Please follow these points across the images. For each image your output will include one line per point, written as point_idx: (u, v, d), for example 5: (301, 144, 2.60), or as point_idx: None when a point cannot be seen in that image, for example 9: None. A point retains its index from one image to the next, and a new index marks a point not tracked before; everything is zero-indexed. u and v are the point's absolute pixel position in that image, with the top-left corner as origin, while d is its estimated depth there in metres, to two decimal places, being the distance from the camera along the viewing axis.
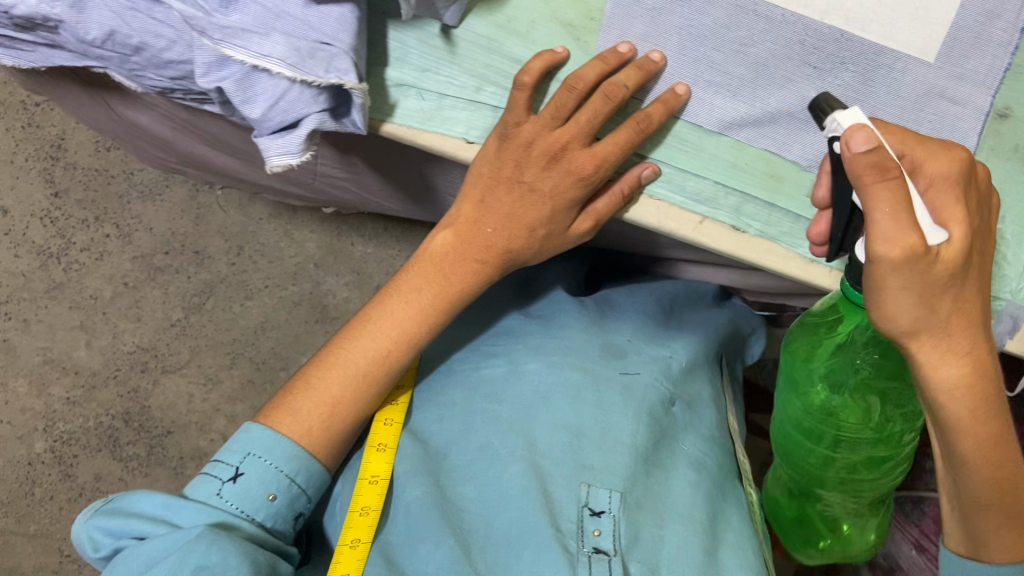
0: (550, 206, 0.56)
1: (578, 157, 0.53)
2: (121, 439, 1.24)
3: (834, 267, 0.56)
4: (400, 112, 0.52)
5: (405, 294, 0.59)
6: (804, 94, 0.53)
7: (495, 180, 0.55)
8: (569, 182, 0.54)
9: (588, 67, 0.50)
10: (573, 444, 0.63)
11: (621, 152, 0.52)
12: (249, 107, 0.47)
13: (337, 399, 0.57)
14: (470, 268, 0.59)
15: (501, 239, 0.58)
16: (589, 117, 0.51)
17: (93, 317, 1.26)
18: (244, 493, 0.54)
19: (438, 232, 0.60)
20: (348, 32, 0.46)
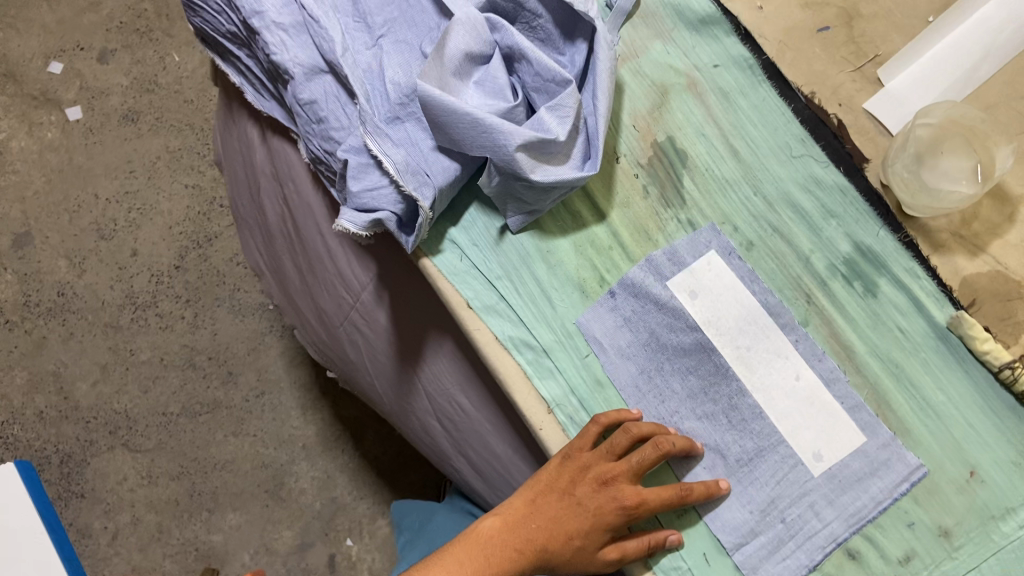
0: (589, 524, 0.65)
1: (625, 491, 0.64)
2: (47, 473, 1.45)
3: None
4: (441, 256, 0.67)
5: (445, 565, 0.67)
6: (711, 436, 0.65)
7: (549, 488, 0.66)
8: (611, 507, 0.64)
9: (645, 423, 0.63)
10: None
11: (660, 502, 0.62)
12: (354, 182, 0.65)
13: None
14: (508, 556, 0.66)
15: (542, 537, 0.66)
16: (639, 461, 0.63)
17: (116, 365, 1.49)
18: None
19: (487, 517, 0.69)
20: (444, 178, 0.65)
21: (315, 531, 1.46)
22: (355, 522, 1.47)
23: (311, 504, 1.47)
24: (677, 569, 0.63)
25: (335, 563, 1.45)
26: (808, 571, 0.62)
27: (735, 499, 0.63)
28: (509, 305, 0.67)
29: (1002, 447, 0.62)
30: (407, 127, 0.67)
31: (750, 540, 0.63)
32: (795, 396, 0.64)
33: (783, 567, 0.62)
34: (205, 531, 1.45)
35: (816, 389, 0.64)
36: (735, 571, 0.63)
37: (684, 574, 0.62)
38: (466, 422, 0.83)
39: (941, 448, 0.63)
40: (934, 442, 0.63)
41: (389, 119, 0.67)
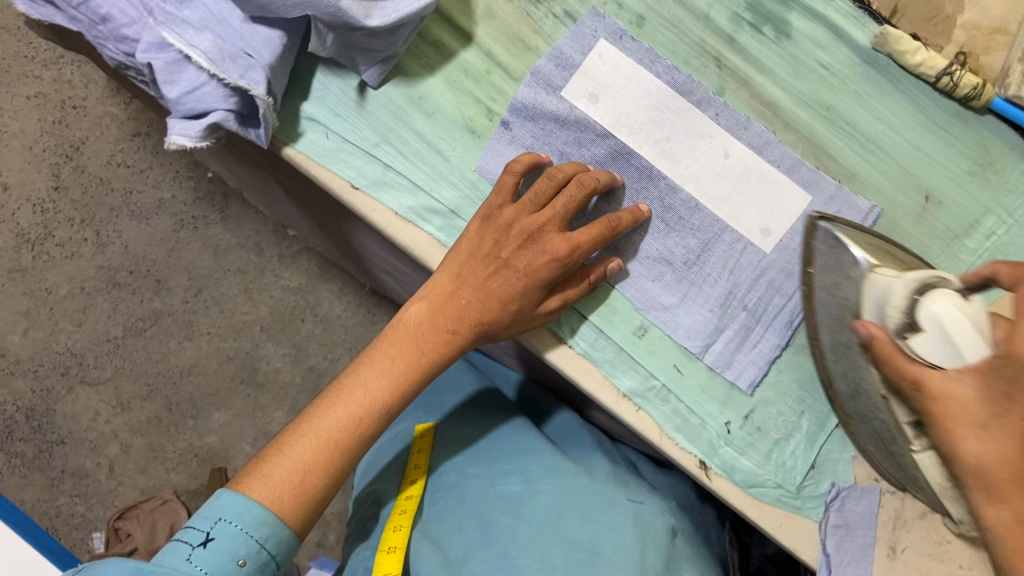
0: (523, 284, 0.56)
1: (552, 241, 0.55)
2: (17, 434, 1.33)
3: (642, 408, 0.59)
4: (303, 141, 0.58)
5: (377, 363, 0.58)
6: (651, 245, 0.59)
7: (473, 255, 0.57)
8: (542, 263, 0.55)
9: (567, 164, 0.56)
10: (587, 562, 0.64)
11: (594, 243, 0.55)
12: (168, 88, 0.54)
13: (310, 464, 0.55)
14: (441, 343, 0.58)
15: (475, 311, 0.57)
16: (564, 206, 0.56)
17: (39, 308, 1.33)
18: (214, 558, 0.52)
19: (411, 304, 0.59)
20: (271, 52, 0.54)
21: (304, 403, 1.35)
22: None
23: (291, 379, 1.35)
24: (653, 390, 0.59)
25: None
26: (781, 350, 0.59)
27: (692, 301, 0.59)
28: (397, 172, 0.58)
29: (954, 162, 0.58)
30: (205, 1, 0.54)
31: (717, 338, 0.59)
32: (728, 176, 0.58)
33: (756, 354, 0.59)
34: (198, 436, 1.34)
35: (747, 161, 0.57)
36: (710, 372, 0.59)
37: (661, 392, 0.59)
38: (415, 286, 0.77)
39: (892, 182, 0.58)
40: (882, 177, 0.58)
41: None
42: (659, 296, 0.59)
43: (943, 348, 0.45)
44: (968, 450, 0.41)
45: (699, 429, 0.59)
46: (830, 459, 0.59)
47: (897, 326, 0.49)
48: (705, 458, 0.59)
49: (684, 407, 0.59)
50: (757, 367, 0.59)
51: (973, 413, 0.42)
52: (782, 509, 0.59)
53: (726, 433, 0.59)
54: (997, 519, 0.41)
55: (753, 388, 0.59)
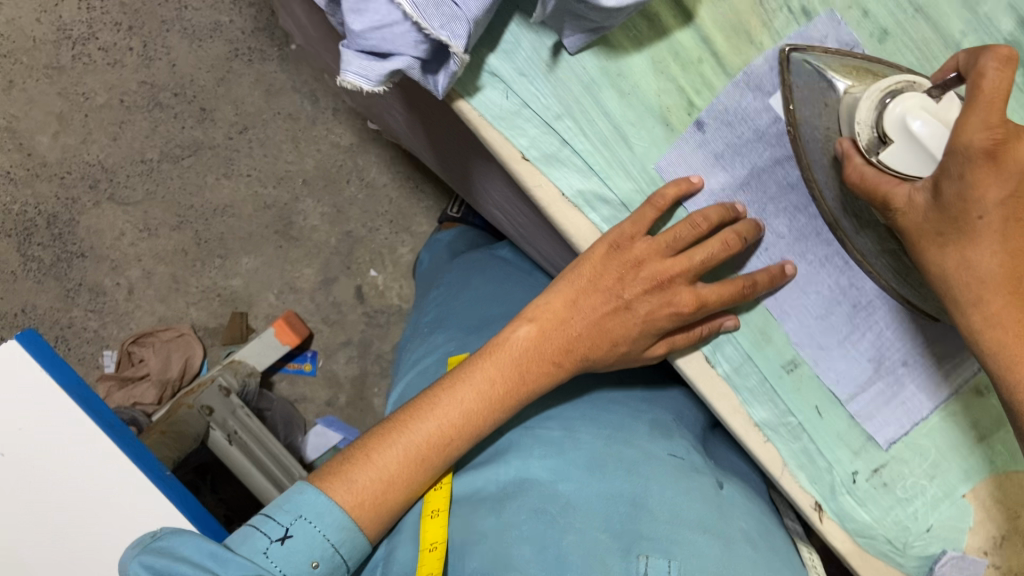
0: (640, 328, 0.55)
1: (682, 294, 0.53)
2: (35, 237, 1.34)
3: (770, 440, 0.57)
4: (480, 96, 0.52)
5: (473, 380, 0.56)
6: (823, 279, 0.55)
7: (592, 287, 0.55)
8: (664, 313, 0.54)
9: (713, 209, 0.52)
10: (632, 516, 0.56)
11: (722, 303, 0.53)
12: (354, 18, 0.47)
13: (392, 477, 0.54)
14: (545, 370, 0.56)
15: (584, 345, 0.56)
16: (704, 257, 0.52)
17: (73, 112, 1.33)
18: (290, 557, 0.50)
19: (518, 324, 0.56)
20: (479, 4, 0.47)
21: (336, 265, 1.40)
22: (376, 251, 1.40)
23: (326, 239, 1.39)
24: (786, 425, 0.57)
25: (363, 294, 1.40)
26: (931, 412, 0.56)
27: (850, 345, 0.55)
28: (574, 150, 0.53)
29: None
30: None
31: (867, 389, 0.56)
32: None
33: (901, 412, 0.56)
34: (224, 276, 1.37)
35: None
36: (850, 419, 0.57)
37: (794, 429, 0.57)
38: (528, 228, 0.74)
39: None
40: None
41: None
42: (819, 335, 0.55)
43: (922, 158, 0.44)
44: (938, 264, 0.45)
45: (823, 472, 0.57)
46: (946, 525, 0.58)
47: (868, 143, 0.47)
48: (821, 500, 0.58)
49: (813, 448, 0.57)
50: (900, 425, 0.56)
51: (927, 228, 0.44)
52: (883, 560, 0.59)
53: (851, 481, 0.57)
54: (970, 323, 0.45)
55: (889, 444, 0.57)
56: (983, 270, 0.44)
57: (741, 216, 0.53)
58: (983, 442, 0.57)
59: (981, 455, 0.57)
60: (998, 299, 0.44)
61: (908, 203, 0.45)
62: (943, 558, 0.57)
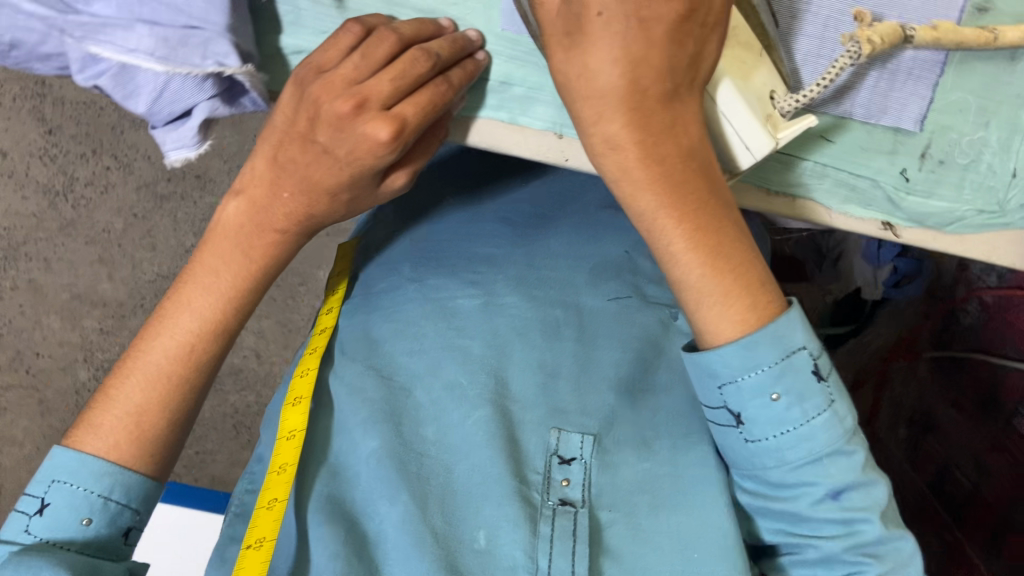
0: (348, 173, 0.46)
1: (371, 124, 0.44)
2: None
3: (798, 197, 0.52)
4: None
5: (200, 278, 0.51)
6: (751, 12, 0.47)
7: (288, 136, 0.47)
8: (365, 151, 0.44)
9: (404, 24, 0.45)
10: (547, 386, 0.51)
11: (421, 116, 0.44)
12: (133, 101, 0.44)
13: (141, 407, 0.48)
14: (269, 240, 0.51)
15: (300, 206, 0.49)
16: (393, 83, 0.44)
17: (110, 250, 1.27)
18: (54, 524, 0.45)
19: (229, 199, 0.51)
20: (218, 11, 0.42)
21: None
22: None
23: None
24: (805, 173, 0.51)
25: None
26: (944, 66, 0.48)
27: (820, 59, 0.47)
28: None
29: None
30: None
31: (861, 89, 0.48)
32: None
33: (914, 83, 0.48)
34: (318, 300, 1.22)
35: None
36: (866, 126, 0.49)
37: (817, 171, 0.50)
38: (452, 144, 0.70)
39: None
40: None
41: None
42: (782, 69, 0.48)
43: None
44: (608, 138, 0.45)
45: (871, 193, 0.51)
46: None
47: None
48: (888, 218, 0.52)
49: (847, 176, 0.50)
50: (920, 98, 0.48)
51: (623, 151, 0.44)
52: (987, 233, 0.52)
53: (906, 182, 0.50)
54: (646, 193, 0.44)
55: (921, 123, 0.49)
56: (603, 82, 0.42)
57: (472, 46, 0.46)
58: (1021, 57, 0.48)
59: None
60: (614, 115, 0.43)
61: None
62: None
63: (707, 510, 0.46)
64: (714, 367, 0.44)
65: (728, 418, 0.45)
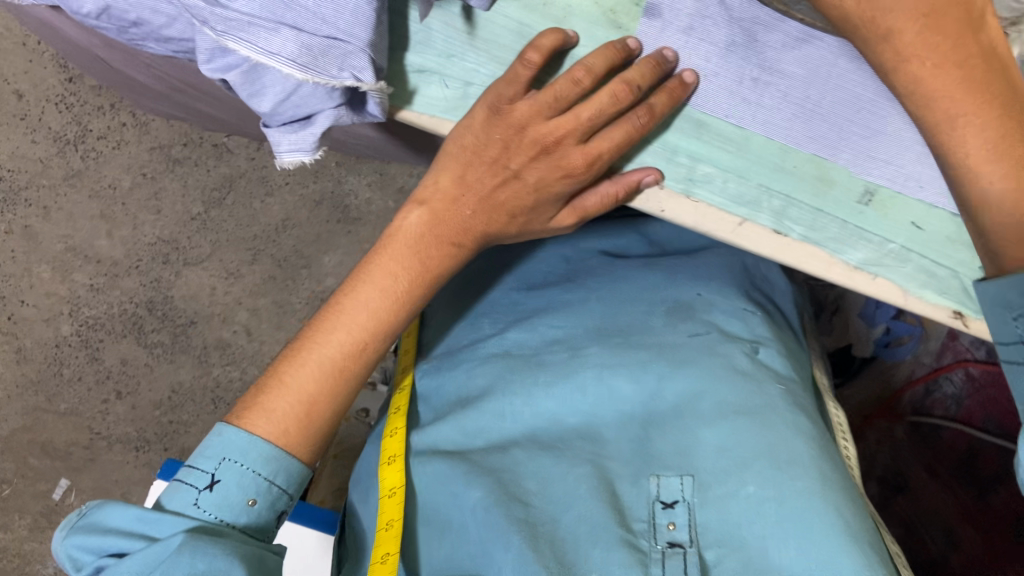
0: (534, 197, 0.51)
1: (573, 154, 0.48)
2: (146, 326, 1.26)
3: (879, 275, 0.52)
4: (421, 99, 0.48)
5: (379, 280, 0.54)
6: (862, 95, 0.48)
7: (476, 161, 0.51)
8: (557, 176, 0.49)
9: (596, 56, 0.45)
10: (644, 438, 0.56)
11: (617, 151, 0.47)
12: (258, 100, 0.44)
13: (313, 397, 0.52)
14: (446, 253, 0.54)
15: (481, 222, 0.53)
16: (590, 115, 0.46)
17: (113, 207, 1.25)
18: (222, 501, 0.50)
19: (410, 208, 0.54)
20: (364, 27, 0.42)
21: None
22: None
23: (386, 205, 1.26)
24: (890, 254, 0.52)
25: None
26: None
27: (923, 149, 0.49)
28: None
29: None
30: None
31: None
32: None
33: None
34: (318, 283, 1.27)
35: None
36: (956, 219, 0.50)
37: (900, 254, 0.52)
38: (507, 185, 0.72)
39: None
40: None
41: None
42: (882, 153, 0.49)
43: None
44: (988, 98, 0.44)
45: (950, 282, 0.52)
46: None
47: None
48: (961, 307, 0.53)
49: (928, 263, 0.52)
50: None
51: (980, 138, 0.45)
52: None
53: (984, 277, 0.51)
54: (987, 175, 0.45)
55: None
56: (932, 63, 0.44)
57: (669, 60, 0.46)
58: None
59: None
60: (906, 23, 0.43)
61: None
62: None
63: (805, 530, 0.47)
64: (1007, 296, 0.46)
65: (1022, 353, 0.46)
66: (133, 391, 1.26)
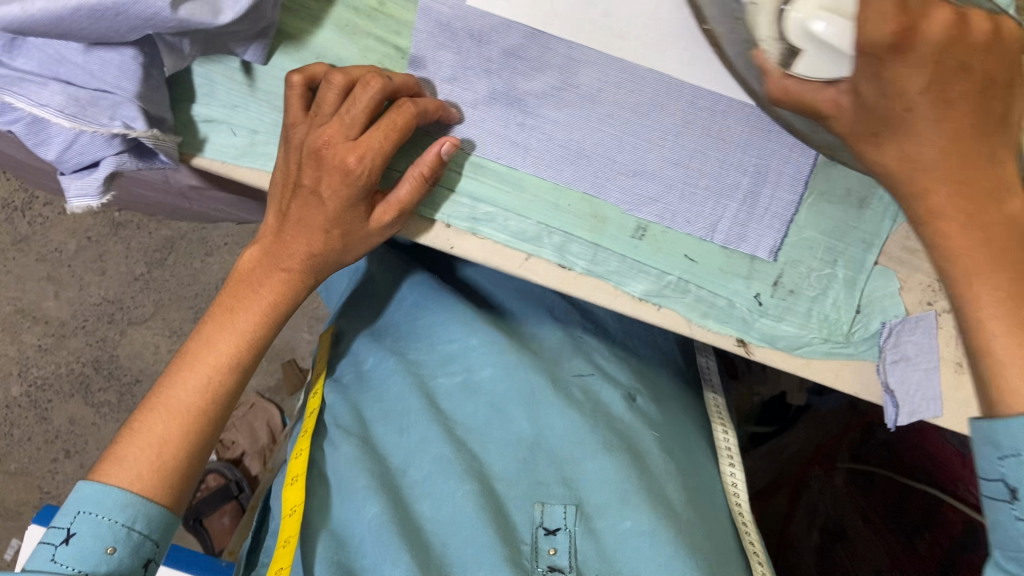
0: (339, 208, 0.49)
1: (343, 154, 0.48)
2: (93, 386, 1.31)
3: (664, 306, 0.54)
4: (210, 146, 0.51)
5: (220, 319, 0.54)
6: (621, 136, 0.52)
7: (284, 188, 0.51)
8: (342, 183, 0.48)
9: (353, 68, 0.49)
10: (530, 458, 0.56)
11: (388, 141, 0.48)
12: (42, 149, 0.47)
13: (162, 438, 0.50)
14: (277, 279, 0.53)
15: (301, 246, 0.51)
16: (353, 110, 0.48)
17: (59, 269, 1.31)
18: (79, 553, 0.47)
19: (247, 250, 0.55)
20: (131, 80, 0.45)
21: None
22: None
23: None
24: (671, 286, 0.54)
25: None
26: (798, 205, 0.53)
27: (684, 185, 0.53)
28: None
29: None
30: (34, 41, 0.45)
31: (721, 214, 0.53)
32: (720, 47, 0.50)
33: (771, 218, 0.53)
34: None
35: None
36: (724, 250, 0.54)
37: (679, 286, 0.54)
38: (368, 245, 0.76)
39: None
40: None
41: (6, 44, 0.45)
42: (647, 190, 0.53)
43: None
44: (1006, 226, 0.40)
45: (729, 311, 0.54)
46: (877, 297, 0.54)
47: None
48: (742, 336, 0.55)
49: (706, 293, 0.54)
50: (775, 231, 0.53)
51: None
52: (835, 360, 0.55)
53: (758, 305, 0.54)
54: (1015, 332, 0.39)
55: (774, 253, 0.54)
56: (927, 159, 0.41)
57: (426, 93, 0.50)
58: (868, 206, 0.53)
59: (875, 219, 0.53)
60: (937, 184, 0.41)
61: (837, 108, 0.42)
62: (885, 332, 0.54)
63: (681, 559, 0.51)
64: (999, 434, 0.39)
65: (1003, 492, 0.39)
66: (80, 450, 1.30)
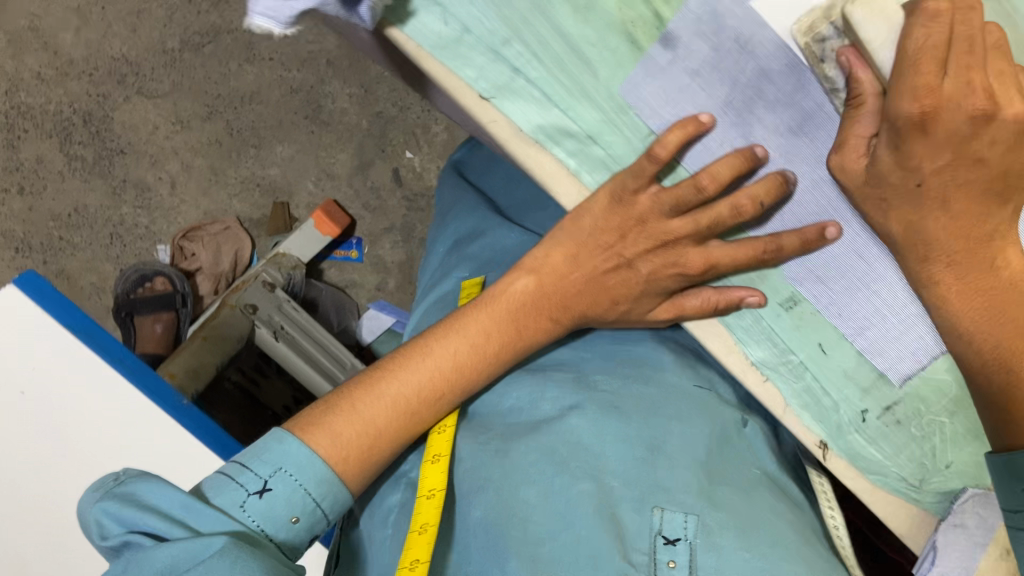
0: (640, 286, 0.54)
1: (690, 252, 0.51)
2: (74, 136, 1.29)
3: (770, 379, 0.53)
4: (414, 23, 0.46)
5: (468, 331, 0.53)
6: (826, 203, 0.48)
7: (589, 244, 0.53)
8: (670, 270, 0.52)
9: (723, 165, 0.46)
10: (648, 464, 0.54)
11: (732, 267, 0.49)
12: None
13: (378, 431, 0.50)
14: (542, 325, 0.55)
15: (582, 303, 0.55)
16: (712, 219, 0.48)
17: (91, 6, 1.27)
18: (269, 511, 0.46)
19: (516, 277, 0.55)
20: None
21: (371, 150, 1.31)
22: (410, 132, 1.30)
23: (358, 121, 1.30)
24: (787, 364, 0.52)
25: (400, 178, 1.31)
26: None
27: (856, 278, 0.49)
28: (528, 79, 0.46)
29: None
30: None
31: (875, 324, 0.50)
32: None
33: (916, 347, 0.50)
34: (260, 167, 1.30)
35: None
36: (859, 356, 0.51)
37: (797, 370, 0.52)
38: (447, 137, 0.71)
39: None
40: None
41: None
42: (817, 265, 0.50)
43: None
44: None
45: (829, 410, 0.53)
46: (971, 462, 0.52)
47: None
48: (827, 439, 0.53)
49: (818, 386, 0.52)
50: (916, 361, 0.50)
51: None
52: (898, 497, 0.54)
53: (861, 420, 0.52)
54: None
55: (905, 380, 0.51)
56: None
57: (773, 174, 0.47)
58: None
59: None
60: None
61: None
62: (964, 496, 0.52)
63: None
64: None
65: None
66: (36, 192, 1.29)
